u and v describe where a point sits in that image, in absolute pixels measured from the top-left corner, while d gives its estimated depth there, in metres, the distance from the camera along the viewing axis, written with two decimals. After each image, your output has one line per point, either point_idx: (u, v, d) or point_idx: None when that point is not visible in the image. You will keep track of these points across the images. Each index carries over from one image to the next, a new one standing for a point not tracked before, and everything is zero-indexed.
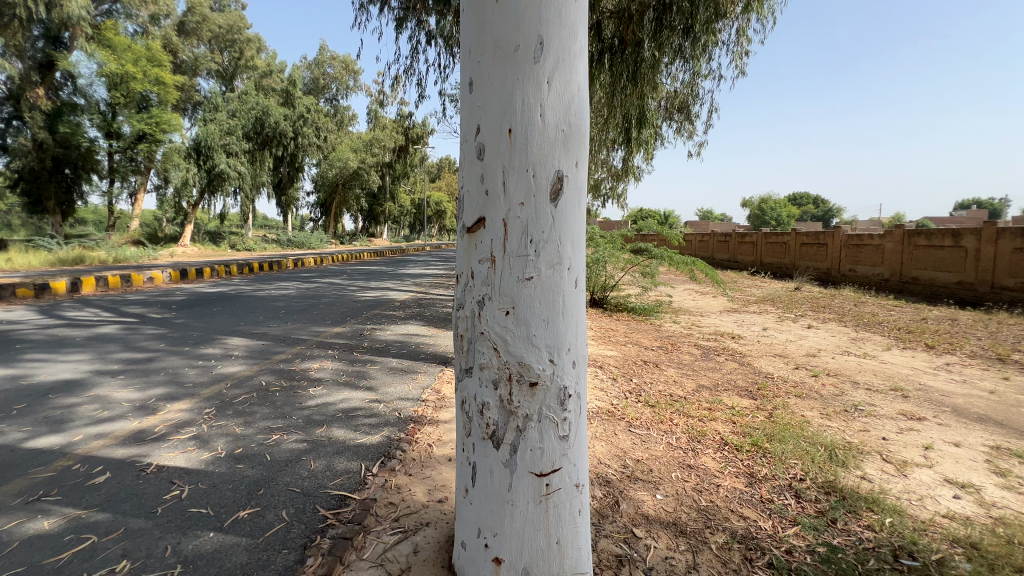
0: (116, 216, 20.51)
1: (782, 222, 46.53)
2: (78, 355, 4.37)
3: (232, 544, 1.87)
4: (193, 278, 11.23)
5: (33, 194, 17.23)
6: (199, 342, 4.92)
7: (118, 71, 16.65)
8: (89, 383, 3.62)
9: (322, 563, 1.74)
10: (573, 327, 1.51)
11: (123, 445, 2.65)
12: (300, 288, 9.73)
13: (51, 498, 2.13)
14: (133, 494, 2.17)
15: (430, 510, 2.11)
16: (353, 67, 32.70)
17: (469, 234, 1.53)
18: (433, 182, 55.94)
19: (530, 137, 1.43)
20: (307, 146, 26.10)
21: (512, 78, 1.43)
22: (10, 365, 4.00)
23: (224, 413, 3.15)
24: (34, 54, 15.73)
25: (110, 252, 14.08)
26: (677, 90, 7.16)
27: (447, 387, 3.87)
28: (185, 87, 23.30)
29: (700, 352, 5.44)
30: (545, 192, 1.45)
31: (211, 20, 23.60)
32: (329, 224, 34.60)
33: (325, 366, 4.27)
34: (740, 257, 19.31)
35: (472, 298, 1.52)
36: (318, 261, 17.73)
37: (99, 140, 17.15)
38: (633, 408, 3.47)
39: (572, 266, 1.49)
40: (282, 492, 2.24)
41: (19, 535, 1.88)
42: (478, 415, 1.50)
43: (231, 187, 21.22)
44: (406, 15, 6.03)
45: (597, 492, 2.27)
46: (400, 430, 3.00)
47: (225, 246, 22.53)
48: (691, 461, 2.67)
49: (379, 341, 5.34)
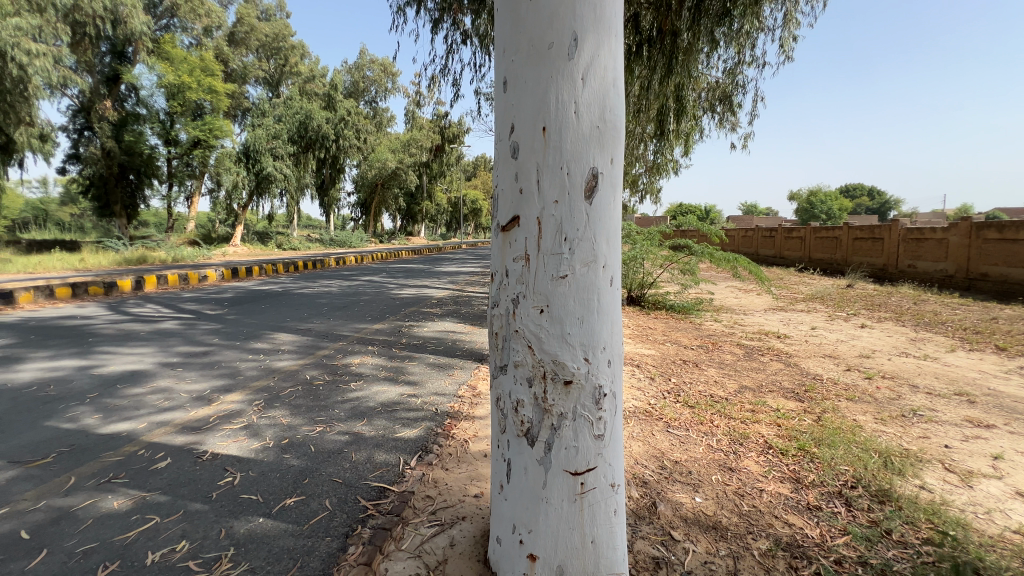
0: (174, 218, 21.90)
1: (833, 217, 44.21)
2: (142, 348, 4.71)
3: (279, 529, 1.96)
4: (243, 276, 11.86)
5: (103, 199, 18.72)
6: (249, 337, 5.18)
7: (175, 81, 17.60)
8: (152, 375, 3.89)
9: (363, 552, 1.81)
10: (608, 326, 1.50)
11: (181, 432, 2.83)
12: (342, 286, 10.09)
13: (120, 480, 2.31)
14: (191, 479, 2.32)
15: (466, 505, 2.14)
16: (391, 69, 33.43)
17: (504, 233, 1.54)
18: (468, 181, 56.60)
19: (564, 134, 1.43)
20: (348, 148, 26.89)
21: (546, 74, 1.42)
22: (84, 356, 4.35)
23: (273, 405, 3.31)
24: (102, 69, 17.26)
25: (169, 252, 15.04)
26: (719, 80, 6.92)
27: (483, 384, 3.91)
28: (235, 95, 24.54)
29: (744, 352, 5.24)
30: (580, 189, 1.44)
31: (258, 29, 24.62)
32: (370, 224, 35.58)
33: (365, 361, 4.41)
34: (787, 254, 18.44)
35: (506, 297, 1.52)
36: (359, 259, 18.20)
37: (160, 148, 18.37)
38: (671, 409, 3.39)
39: (607, 263, 1.48)
40: (326, 482, 2.33)
41: (93, 512, 2.05)
42: (513, 413, 1.51)
43: (278, 189, 22.04)
44: (442, 17, 6.11)
45: (633, 492, 2.24)
46: (438, 425, 3.06)
47: (273, 245, 23.58)
48: (733, 464, 2.59)
49: (417, 337, 5.45)
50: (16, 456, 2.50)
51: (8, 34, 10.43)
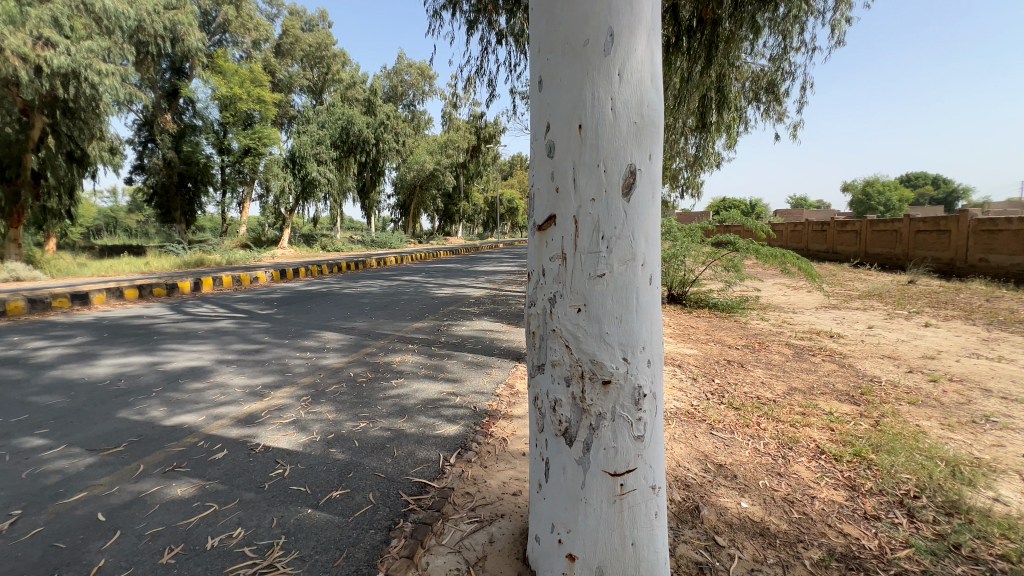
0: (227, 223, 23.22)
1: (892, 208, 41.39)
2: (201, 345, 5.01)
3: (327, 520, 2.04)
4: (291, 277, 12.43)
5: (165, 206, 20.12)
6: (297, 336, 5.43)
7: (228, 93, 18.53)
8: (210, 370, 4.14)
9: (405, 545, 1.86)
10: (648, 325, 1.47)
11: (236, 426, 3.00)
12: (383, 286, 10.37)
13: (182, 469, 2.47)
14: (245, 470, 2.45)
15: (505, 502, 2.16)
16: (428, 73, 34.00)
17: (540, 232, 1.53)
18: (505, 180, 56.87)
19: (601, 132, 1.41)
20: (388, 151, 27.56)
21: (583, 72, 1.41)
22: (151, 353, 4.69)
23: (319, 400, 3.45)
24: (163, 85, 18.58)
25: (224, 256, 15.97)
26: (764, 67, 6.64)
27: (521, 383, 3.92)
28: (282, 104, 25.70)
29: (793, 352, 5.00)
30: (617, 186, 1.42)
31: (302, 40, 25.64)
32: (409, 224, 36.34)
33: (406, 359, 4.52)
34: (840, 248, 17.46)
35: (543, 296, 1.52)
36: (400, 260, 18.61)
37: (214, 157, 19.60)
38: (715, 410, 3.28)
39: (647, 262, 1.46)
40: (370, 476, 2.41)
41: (159, 498, 2.21)
42: (551, 412, 1.51)
43: (322, 194, 22.41)
44: (477, 17, 6.15)
45: (675, 495, 2.18)
46: (476, 423, 3.10)
47: (317, 247, 24.52)
48: (781, 469, 2.48)
49: (455, 336, 5.53)
50: (93, 445, 2.72)
51: (82, 56, 11.30)
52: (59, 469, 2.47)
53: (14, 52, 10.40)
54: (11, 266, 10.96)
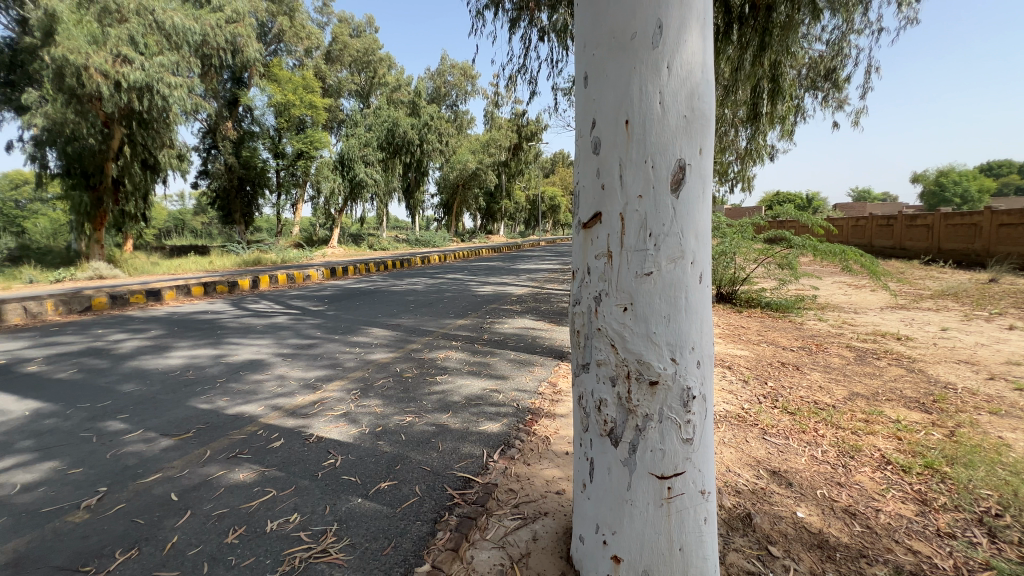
0: (282, 224, 24.47)
1: (971, 200, 37.91)
2: (260, 339, 5.31)
3: (375, 510, 2.12)
4: (341, 275, 12.95)
5: (226, 209, 21.45)
6: (347, 331, 5.64)
7: (282, 100, 19.46)
8: (268, 363, 4.38)
9: (450, 538, 1.90)
10: (697, 324, 1.43)
11: (292, 417, 3.16)
12: (428, 283, 10.60)
13: (244, 455, 2.63)
14: (300, 459, 2.58)
15: (548, 501, 2.16)
16: (470, 73, 34.37)
17: (585, 230, 1.52)
18: (547, 177, 56.70)
19: (648, 126, 1.38)
20: (431, 152, 28.09)
21: (630, 66, 1.38)
22: (216, 346, 5.02)
23: (368, 394, 3.58)
24: (225, 94, 19.80)
25: (279, 255, 16.81)
26: (823, 53, 6.27)
27: (563, 381, 3.90)
28: (332, 109, 26.78)
29: (855, 355, 4.70)
30: (665, 182, 1.38)
31: (350, 45, 26.57)
32: (452, 223, 36.93)
33: (450, 356, 4.60)
34: (909, 244, 16.25)
35: (588, 295, 1.51)
36: (442, 258, 18.96)
37: (270, 161, 20.72)
38: (768, 414, 3.14)
39: (697, 260, 1.42)
40: (416, 469, 2.48)
41: (224, 482, 2.36)
42: (596, 412, 1.49)
43: (369, 194, 23.16)
44: (519, 16, 6.16)
45: (725, 501, 2.10)
46: (519, 420, 3.12)
47: (365, 246, 25.35)
48: (842, 479, 2.33)
49: (498, 334, 5.58)
50: (166, 430, 2.95)
51: (154, 71, 12.28)
52: (138, 451, 2.69)
53: (96, 69, 11.39)
54: (95, 266, 12.03)
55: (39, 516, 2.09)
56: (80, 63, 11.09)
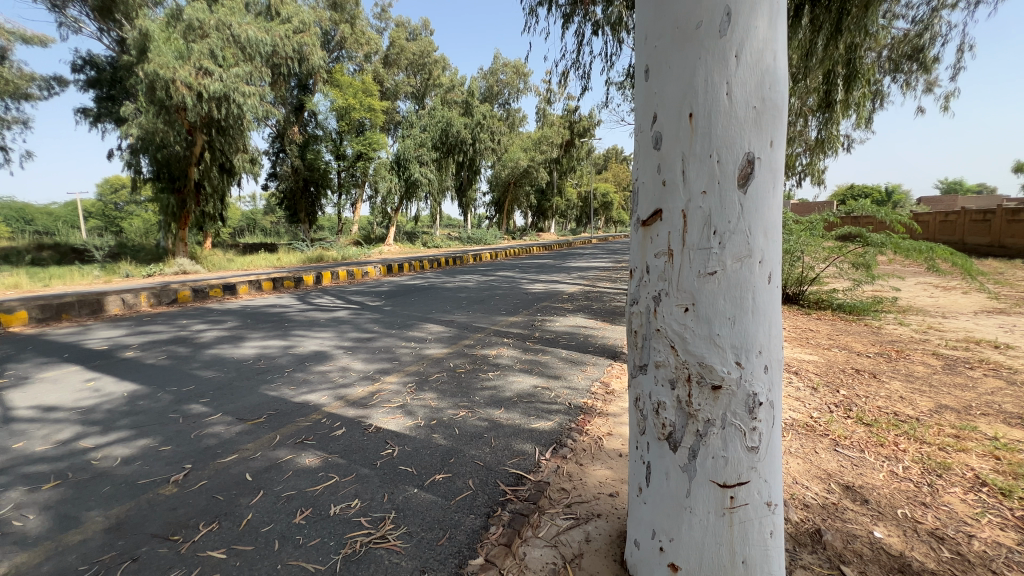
0: (343, 222, 25.64)
1: None
2: (324, 332, 5.61)
3: (431, 500, 2.18)
4: (396, 272, 13.39)
5: (292, 208, 22.77)
6: (404, 326, 5.83)
7: (343, 104, 20.40)
8: (331, 355, 4.62)
9: (503, 533, 1.92)
10: (764, 327, 1.36)
11: (353, 406, 3.32)
12: (479, 280, 10.76)
13: (310, 442, 2.79)
14: (360, 447, 2.71)
15: (601, 502, 2.13)
16: (523, 70, 34.33)
17: (644, 227, 1.48)
18: (599, 174, 55.74)
19: (714, 118, 1.31)
20: (484, 150, 28.37)
21: (696, 57, 1.32)
22: (285, 338, 5.36)
23: (424, 387, 3.69)
24: (292, 100, 20.97)
25: (340, 252, 17.63)
26: (907, 30, 5.75)
27: (616, 381, 3.83)
28: (389, 111, 27.72)
29: (943, 363, 4.27)
30: (732, 177, 1.32)
31: (407, 48, 27.30)
32: (503, 221, 37.15)
33: (502, 353, 4.64)
34: (1010, 241, 14.54)
35: (647, 294, 1.47)
36: (494, 256, 19.11)
37: (332, 163, 21.78)
38: (841, 425, 2.92)
39: (765, 259, 1.34)
40: (469, 463, 2.52)
41: (292, 466, 2.52)
42: (654, 415, 1.45)
43: (423, 193, 23.75)
44: (573, 10, 6.08)
45: (792, 515, 1.99)
46: (571, 419, 3.10)
47: (419, 244, 26.07)
48: (928, 499, 2.13)
49: (549, 332, 5.57)
50: (241, 414, 3.19)
51: (231, 81, 13.27)
52: (218, 433, 2.93)
53: (182, 82, 12.48)
54: (180, 262, 13.18)
55: (135, 488, 2.32)
56: (168, 77, 12.20)
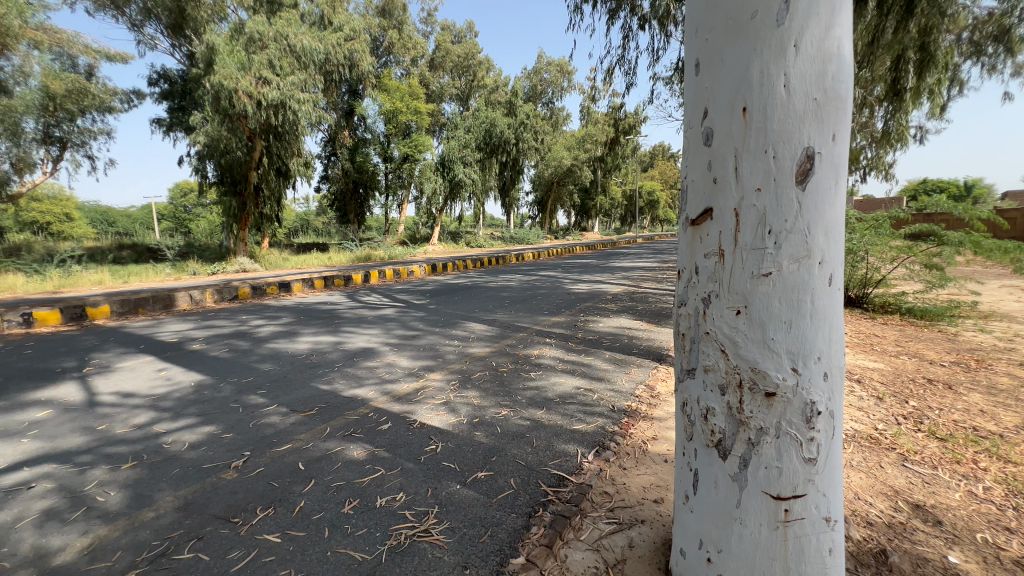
0: (390, 222, 26.42)
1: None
2: (372, 329, 5.81)
3: (473, 497, 2.21)
4: (441, 271, 13.64)
5: (343, 210, 23.69)
6: (447, 325, 5.94)
7: (391, 108, 21.02)
8: (378, 352, 4.77)
9: (544, 534, 1.92)
10: (824, 332, 1.28)
11: (398, 402, 3.41)
12: (521, 280, 10.78)
13: (358, 435, 2.90)
14: (405, 442, 2.78)
15: (645, 508, 2.08)
16: (567, 68, 34.07)
17: (694, 227, 1.44)
18: (644, 171, 54.49)
19: (770, 112, 1.25)
20: (527, 150, 28.38)
21: (750, 48, 1.26)
22: (335, 334, 5.58)
23: (467, 385, 3.73)
24: (343, 105, 21.79)
25: (387, 252, 18.17)
26: (992, 9, 5.26)
27: (662, 385, 3.73)
28: (434, 113, 28.31)
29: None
30: (789, 173, 1.25)
31: (452, 51, 27.78)
32: (546, 220, 37.02)
33: (545, 353, 4.63)
34: None
35: (695, 296, 1.43)
36: (536, 256, 19.09)
37: (380, 165, 22.56)
38: (910, 438, 2.71)
39: (826, 260, 1.26)
40: (511, 462, 2.53)
41: (341, 457, 2.62)
42: (702, 421, 1.41)
43: (467, 194, 24.04)
44: (619, 5, 5.98)
45: (853, 533, 1.86)
46: (615, 422, 3.04)
47: (462, 244, 26.46)
48: (1012, 524, 1.94)
49: (592, 332, 5.50)
50: (295, 406, 3.36)
51: (287, 89, 14.00)
52: (274, 423, 3.10)
53: (243, 91, 13.30)
54: (241, 261, 14.03)
55: (200, 471, 2.49)
56: (232, 87, 13.02)
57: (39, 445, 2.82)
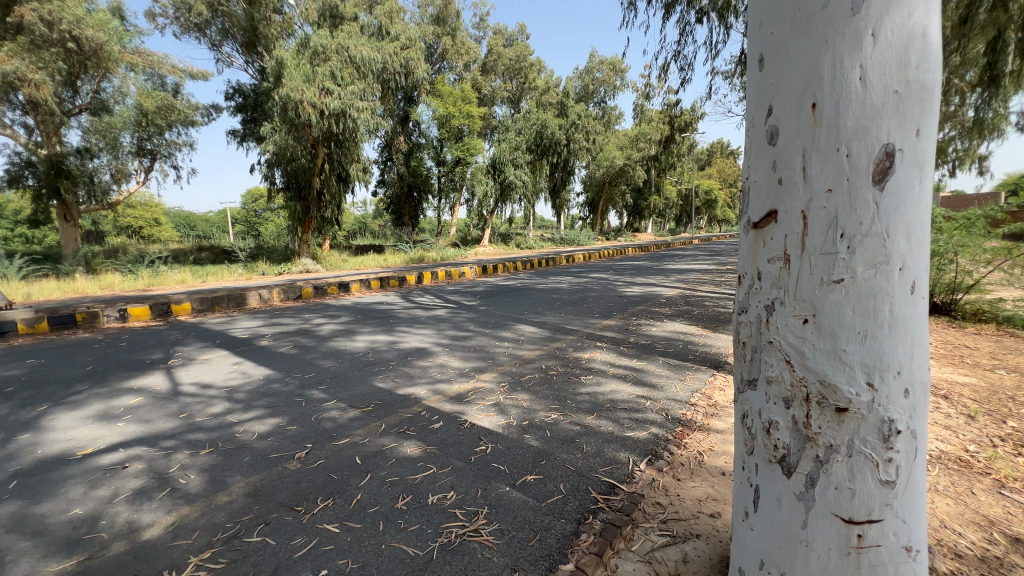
0: (442, 225, 27.03)
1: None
2: (424, 329, 5.98)
3: (522, 501, 2.21)
4: (491, 273, 13.79)
5: (398, 213, 24.53)
6: (498, 326, 6.00)
7: (444, 113, 21.74)
8: (431, 352, 4.90)
9: (594, 542, 1.90)
10: (905, 344, 1.18)
11: (450, 402, 3.49)
12: (572, 282, 10.69)
13: (411, 432, 2.98)
14: (456, 441, 2.84)
15: (700, 522, 2.00)
16: (620, 66, 33.43)
17: (756, 230, 1.37)
18: (701, 169, 52.41)
19: (843, 106, 1.17)
20: (578, 150, 28.09)
21: (821, 40, 1.19)
22: (390, 333, 5.80)
23: (516, 388, 3.76)
24: (399, 112, 22.56)
25: (439, 253, 18.59)
26: None
27: (719, 394, 3.57)
28: (486, 117, 28.74)
29: None
30: (866, 173, 1.16)
31: (504, 55, 28.07)
32: (597, 222, 36.47)
33: (595, 357, 4.57)
34: None
35: (758, 303, 1.36)
36: (586, 258, 18.82)
37: (433, 168, 23.44)
38: (1008, 463, 2.43)
39: (908, 266, 1.16)
40: (561, 467, 2.52)
41: (395, 454, 2.71)
42: (764, 435, 1.34)
43: (517, 196, 23.97)
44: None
45: (938, 565, 1.69)
46: (668, 431, 2.95)
47: (512, 245, 26.60)
48: None
49: (645, 337, 5.37)
50: (353, 402, 3.52)
51: (347, 98, 14.70)
52: (334, 417, 3.26)
53: (308, 102, 14.11)
54: (304, 262, 14.89)
55: (268, 461, 2.66)
56: (298, 98, 13.89)
57: (132, 429, 3.12)
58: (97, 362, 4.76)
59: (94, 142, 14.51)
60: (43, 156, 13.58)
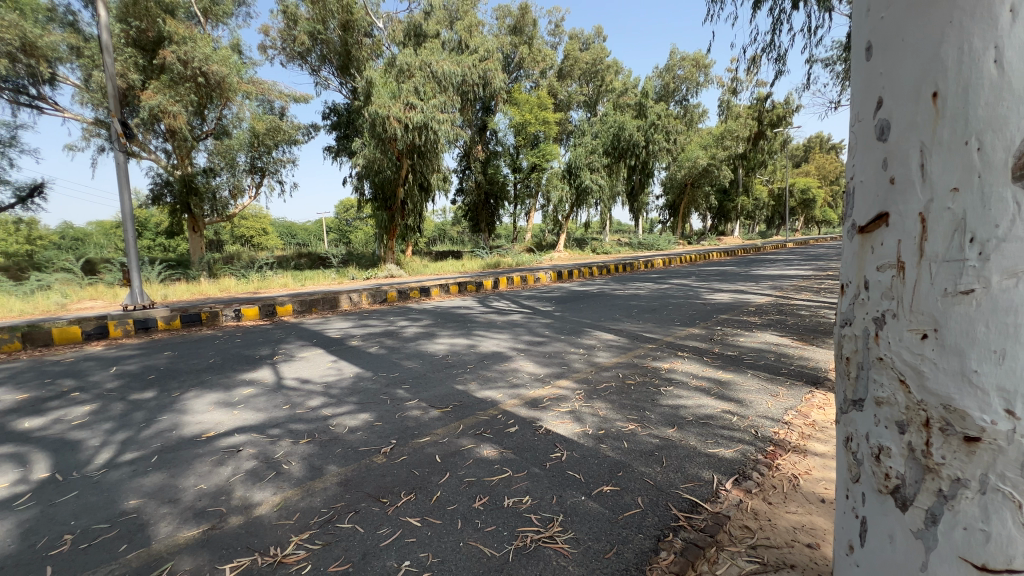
0: (518, 230, 27.35)
1: None
2: (501, 334, 6.10)
3: (598, 511, 2.18)
4: (566, 279, 13.69)
5: (475, 220, 25.25)
6: (573, 333, 5.95)
7: (520, 121, 22.00)
8: (508, 356, 4.98)
9: (674, 561, 1.82)
10: None
11: (526, 406, 3.52)
12: (652, 288, 10.31)
13: (488, 435, 3.06)
14: (532, 446, 2.86)
15: (796, 551, 1.85)
16: (704, 61, 31.86)
17: (863, 235, 1.27)
18: (797, 167, 48.21)
19: (971, 93, 1.02)
20: (658, 152, 27.04)
21: (942, 23, 1.06)
22: (468, 337, 5.98)
23: (592, 396, 3.71)
24: (477, 121, 23.27)
25: (514, 259, 18.81)
26: None
27: (818, 413, 3.27)
28: (561, 122, 28.78)
29: None
30: (1001, 168, 0.99)
31: (580, 59, 28.01)
32: (678, 225, 34.87)
33: (676, 367, 4.38)
34: None
35: (864, 315, 1.25)
36: (666, 263, 18.00)
37: (509, 175, 23.81)
38: None
39: None
40: (638, 479, 2.45)
41: (473, 455, 2.79)
42: (873, 461, 1.23)
43: (593, 201, 23.45)
44: None
45: None
46: (758, 450, 2.75)
47: (588, 251, 26.20)
48: None
49: (732, 347, 5.05)
50: (434, 402, 3.68)
51: (430, 111, 15.46)
52: (417, 415, 3.44)
53: (394, 117, 15.07)
54: (389, 267, 15.84)
55: (358, 453, 2.87)
56: (385, 114, 14.91)
57: (246, 416, 3.52)
58: (218, 356, 5.43)
59: (217, 162, 16.63)
60: (178, 176, 15.87)
